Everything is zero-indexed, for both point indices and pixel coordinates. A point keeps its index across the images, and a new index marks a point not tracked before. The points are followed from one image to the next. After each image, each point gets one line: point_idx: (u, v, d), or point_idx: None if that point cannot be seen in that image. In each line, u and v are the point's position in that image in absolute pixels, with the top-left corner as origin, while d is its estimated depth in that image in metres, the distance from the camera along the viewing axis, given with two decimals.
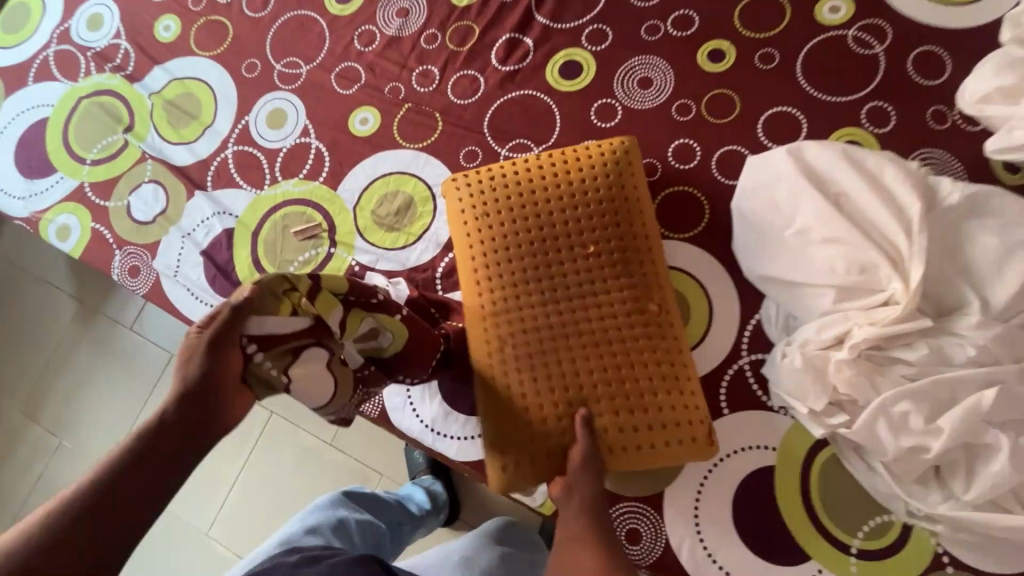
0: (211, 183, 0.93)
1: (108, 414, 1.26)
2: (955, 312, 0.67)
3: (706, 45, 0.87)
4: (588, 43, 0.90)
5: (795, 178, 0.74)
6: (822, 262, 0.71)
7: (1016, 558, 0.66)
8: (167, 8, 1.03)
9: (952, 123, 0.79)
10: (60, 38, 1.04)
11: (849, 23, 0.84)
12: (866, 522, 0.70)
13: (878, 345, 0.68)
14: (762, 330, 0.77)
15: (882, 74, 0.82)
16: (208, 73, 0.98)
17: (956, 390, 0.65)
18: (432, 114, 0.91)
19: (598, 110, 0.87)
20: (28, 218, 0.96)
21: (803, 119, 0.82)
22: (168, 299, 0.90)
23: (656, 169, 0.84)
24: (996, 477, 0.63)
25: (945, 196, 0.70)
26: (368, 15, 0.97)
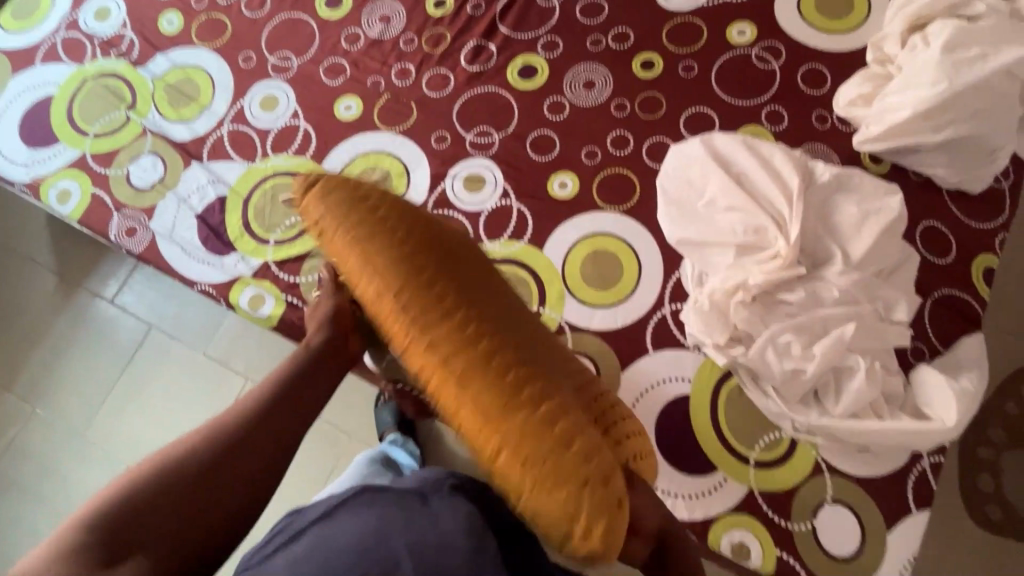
0: (206, 156, 1.05)
1: (85, 382, 1.31)
2: (825, 264, 0.84)
3: (640, 56, 1.05)
4: (543, 50, 1.07)
5: (704, 161, 0.92)
6: (724, 225, 0.87)
7: (878, 463, 0.82)
8: (171, 4, 1.15)
9: (832, 124, 0.97)
10: (69, 26, 1.15)
11: (753, 43, 1.03)
12: (761, 438, 0.85)
13: (768, 291, 0.84)
14: (681, 284, 0.92)
15: (778, 84, 1.00)
16: (207, 62, 1.11)
17: (827, 325, 0.81)
18: (408, 104, 1.06)
19: (550, 105, 1.03)
20: (30, 183, 1.05)
21: (715, 117, 1.00)
22: (163, 257, 1.00)
23: (597, 154, 1.00)
24: (857, 392, 0.79)
25: (820, 175, 0.88)
26: (354, 19, 1.11)
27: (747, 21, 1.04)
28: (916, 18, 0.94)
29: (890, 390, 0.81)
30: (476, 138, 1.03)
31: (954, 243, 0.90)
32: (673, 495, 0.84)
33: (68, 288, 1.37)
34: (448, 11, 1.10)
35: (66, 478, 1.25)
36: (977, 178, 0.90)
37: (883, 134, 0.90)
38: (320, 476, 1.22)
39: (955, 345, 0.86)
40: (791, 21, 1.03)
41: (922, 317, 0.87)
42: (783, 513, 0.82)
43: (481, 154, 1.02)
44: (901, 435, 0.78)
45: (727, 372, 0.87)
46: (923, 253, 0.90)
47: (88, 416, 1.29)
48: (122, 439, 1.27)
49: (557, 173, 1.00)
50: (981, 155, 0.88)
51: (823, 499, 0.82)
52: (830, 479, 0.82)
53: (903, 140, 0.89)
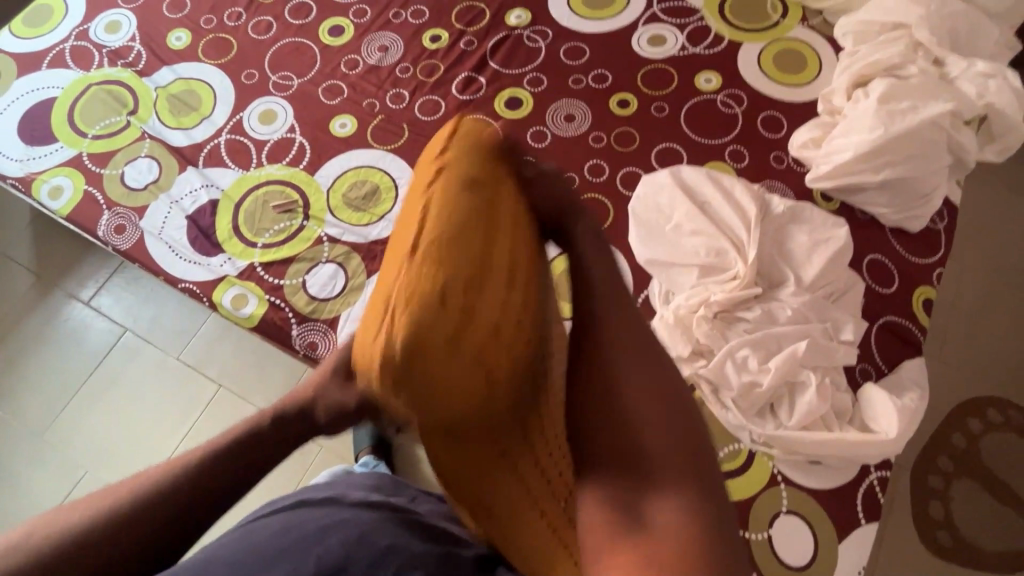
0: (202, 161, 1.09)
1: (49, 383, 1.29)
2: (780, 286, 0.91)
3: (616, 96, 1.14)
4: (529, 85, 1.16)
5: (671, 189, 1.00)
6: (689, 247, 0.94)
7: (830, 475, 0.86)
8: (181, 23, 1.22)
9: (787, 164, 1.06)
10: (79, 36, 1.21)
11: (719, 90, 1.14)
12: (722, 448, 0.88)
13: (727, 308, 0.91)
14: (650, 302, 0.98)
15: (741, 126, 1.10)
16: (210, 76, 1.17)
17: (781, 341, 0.87)
18: (400, 125, 1.12)
19: (533, 134, 1.11)
20: (22, 178, 1.08)
21: (683, 152, 1.09)
22: (149, 254, 1.02)
23: (574, 179, 1.08)
24: (808, 404, 0.84)
25: (775, 206, 0.96)
26: (355, 47, 1.20)
27: (712, 71, 1.15)
28: (858, 76, 1.06)
29: (839, 405, 0.87)
30: None
31: (896, 274, 0.99)
32: None
33: (43, 287, 1.36)
34: (442, 45, 1.19)
35: (19, 481, 1.21)
36: (915, 217, 1.00)
37: (830, 173, 1.00)
38: (286, 487, 1.19)
39: (899, 368, 0.92)
40: (751, 73, 1.15)
41: (868, 341, 0.94)
42: (741, 522, 0.84)
43: None
44: (850, 447, 0.83)
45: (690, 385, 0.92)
46: (868, 282, 0.98)
47: (49, 418, 1.26)
48: (83, 443, 1.24)
49: None
50: (917, 196, 0.98)
51: (778, 509, 0.85)
52: (785, 490, 0.86)
53: (848, 179, 0.99)
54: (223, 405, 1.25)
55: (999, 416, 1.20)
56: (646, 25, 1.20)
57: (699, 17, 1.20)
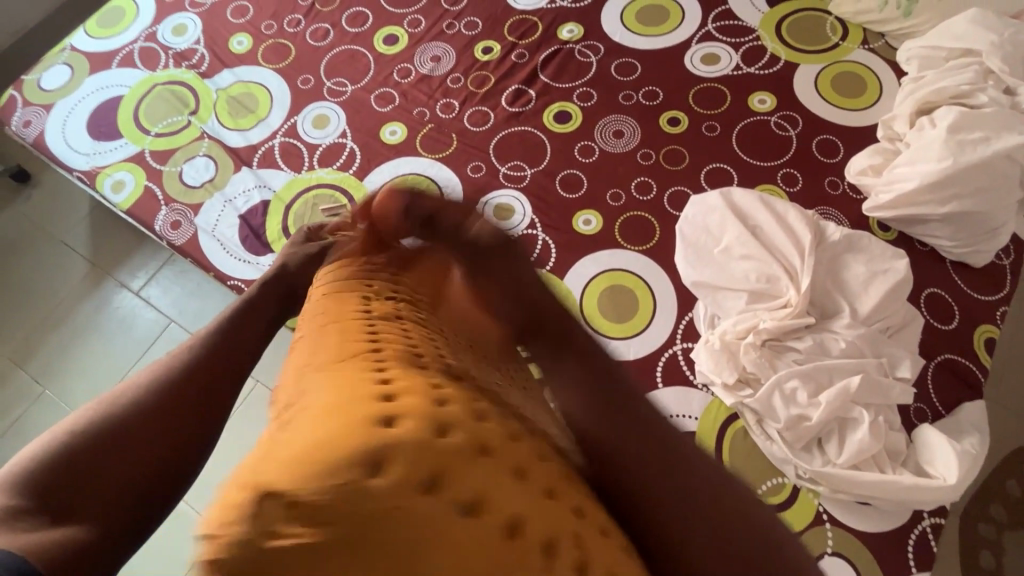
0: (256, 163, 1.12)
1: (97, 369, 1.34)
2: (834, 317, 0.89)
3: (667, 114, 1.13)
4: (578, 100, 1.15)
5: (721, 211, 0.97)
6: (739, 272, 0.92)
7: (878, 518, 0.82)
8: (243, 27, 1.26)
9: (843, 191, 1.03)
10: (148, 38, 1.26)
11: (774, 111, 1.11)
12: (765, 482, 0.85)
13: (777, 337, 0.88)
14: (694, 325, 0.95)
15: (795, 149, 1.08)
16: (268, 80, 1.20)
17: (833, 374, 0.84)
18: (449, 135, 1.13)
19: (580, 148, 1.11)
20: (88, 171, 1.12)
21: (734, 173, 1.07)
22: (202, 250, 1.05)
23: (621, 196, 1.07)
24: (860, 442, 0.81)
25: (830, 234, 0.93)
26: (408, 56, 1.22)
27: (767, 91, 1.13)
28: (923, 103, 1.02)
29: (892, 445, 0.83)
30: (509, 171, 1.10)
31: (956, 310, 0.94)
32: None
33: (97, 276, 1.41)
34: (494, 57, 1.20)
35: None
36: (980, 252, 0.95)
37: (890, 203, 0.96)
38: None
39: (957, 409, 0.88)
40: (808, 95, 1.12)
41: (924, 379, 0.90)
42: None
43: (513, 186, 1.08)
44: (903, 491, 0.79)
45: (734, 414, 0.89)
46: (926, 317, 0.94)
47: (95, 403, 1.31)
48: None
49: (583, 210, 1.06)
50: (983, 231, 0.94)
51: (823, 550, 0.81)
52: (831, 530, 0.82)
53: (909, 210, 0.95)
54: (258, 400, 1.27)
55: None
56: (700, 43, 1.19)
57: (756, 36, 1.18)
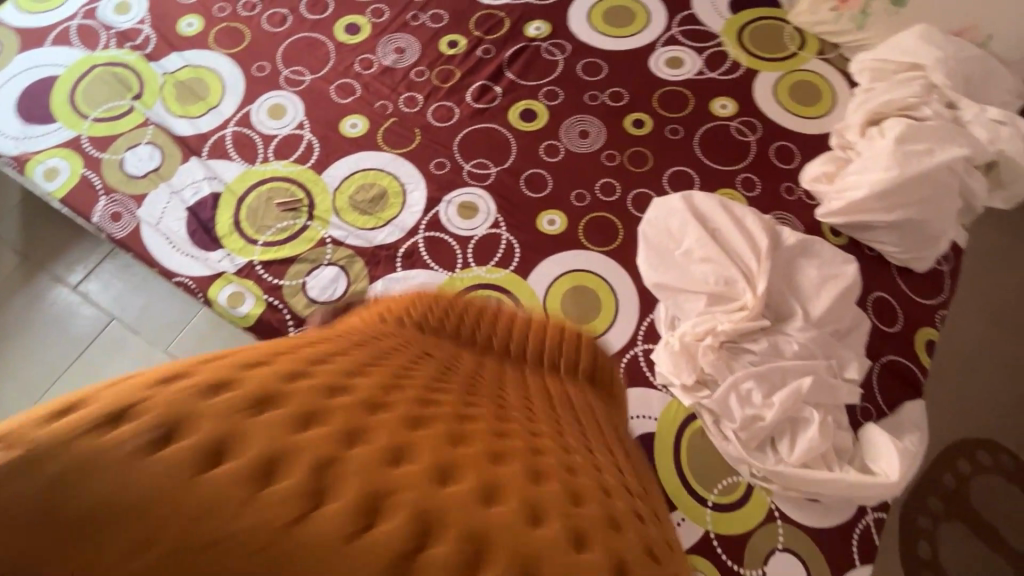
0: (206, 153, 1.06)
1: (29, 369, 1.24)
2: (787, 319, 0.91)
3: (632, 116, 1.14)
4: (544, 98, 1.15)
5: (683, 214, 0.98)
6: (698, 275, 0.94)
7: (826, 515, 0.85)
8: (193, 8, 1.19)
9: (798, 197, 1.06)
10: (87, 15, 1.17)
11: (734, 117, 1.13)
12: (720, 481, 0.87)
13: (733, 339, 0.90)
14: (654, 327, 0.97)
15: (753, 155, 1.10)
16: (221, 66, 1.14)
17: (786, 376, 0.86)
18: (412, 129, 1.11)
19: (546, 147, 1.10)
20: (17, 157, 1.04)
21: (695, 177, 1.08)
22: (145, 244, 0.99)
23: (585, 197, 1.07)
24: (810, 441, 0.83)
25: (786, 240, 0.96)
26: (370, 47, 1.18)
27: (728, 97, 1.15)
28: (873, 114, 1.06)
29: (840, 444, 0.86)
30: (473, 169, 1.08)
31: (900, 314, 0.99)
32: None
33: (29, 269, 1.32)
34: (460, 52, 1.18)
35: None
36: (923, 258, 1.00)
37: (842, 209, 1.00)
38: None
39: (900, 408, 0.92)
40: (767, 102, 1.15)
41: (871, 379, 0.94)
42: (736, 558, 0.83)
43: (477, 184, 1.07)
44: (849, 487, 0.82)
45: (692, 414, 0.91)
46: (873, 320, 0.98)
47: (27, 405, 1.22)
48: None
49: (547, 210, 1.05)
50: (926, 237, 0.98)
51: (773, 546, 0.84)
52: (781, 526, 0.85)
53: (859, 217, 0.99)
54: None
55: (990, 459, 1.21)
56: (664, 46, 1.20)
57: (718, 42, 1.20)
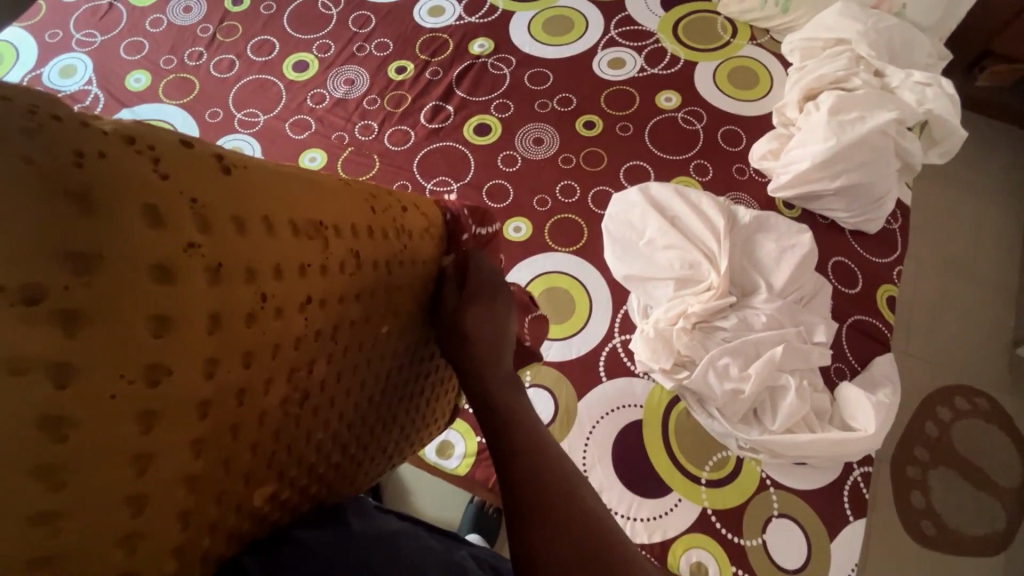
0: None
1: None
2: (753, 293, 0.95)
3: (583, 118, 1.17)
4: (496, 111, 1.18)
5: (642, 206, 1.02)
6: (664, 262, 0.97)
7: (814, 476, 0.88)
8: (139, 64, 1.20)
9: (749, 176, 1.11)
10: (31, 82, 1.18)
11: (679, 108, 1.18)
12: (711, 457, 0.90)
13: (705, 319, 0.93)
14: (629, 318, 0.99)
15: (702, 142, 1.15)
16: (173, 117, 1.15)
17: (759, 347, 0.89)
18: (371, 157, 1.13)
19: (503, 158, 1.13)
20: None
21: (651, 169, 1.12)
22: None
23: (547, 201, 1.10)
24: (790, 407, 0.86)
25: (742, 218, 0.99)
26: (320, 81, 1.20)
27: (672, 90, 1.20)
28: (809, 90, 1.11)
29: (819, 405, 0.89)
30: (435, 187, 1.10)
31: (860, 275, 1.03)
32: (632, 518, 0.86)
33: None
34: (408, 77, 1.21)
35: None
36: (873, 219, 1.05)
37: (790, 183, 1.04)
38: None
39: (871, 364, 0.96)
40: (708, 90, 1.20)
41: (840, 341, 0.98)
42: (735, 530, 0.85)
43: None
44: (832, 448, 0.85)
45: (676, 397, 0.94)
46: (833, 283, 1.02)
47: None
48: None
49: (512, 218, 1.08)
50: (873, 199, 1.03)
51: (769, 514, 0.86)
52: (775, 493, 0.87)
53: (808, 188, 1.03)
54: None
55: (966, 404, 1.26)
56: (605, 49, 1.25)
57: (655, 39, 1.25)
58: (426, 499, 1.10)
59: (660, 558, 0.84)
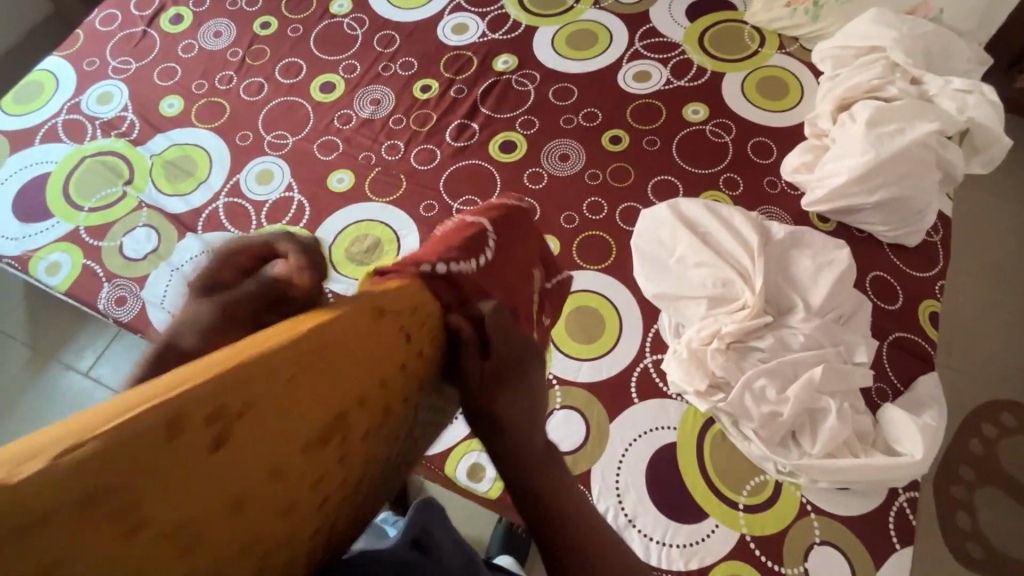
0: (201, 227, 1.09)
1: None
2: (789, 312, 0.92)
3: (608, 133, 1.16)
4: (521, 128, 1.17)
5: (672, 223, 1.00)
6: (696, 280, 0.95)
7: (858, 501, 0.85)
8: (172, 89, 1.23)
9: (781, 189, 1.09)
10: (71, 109, 1.21)
11: (707, 121, 1.16)
12: (749, 481, 0.87)
13: (740, 339, 0.91)
14: (660, 337, 0.98)
15: (731, 155, 1.12)
16: (205, 140, 1.17)
17: (797, 368, 0.87)
18: (397, 176, 1.13)
19: (529, 175, 1.13)
20: (18, 256, 1.07)
21: (679, 184, 1.11)
22: (152, 325, 1.00)
23: (574, 219, 1.09)
24: (831, 430, 0.84)
25: (775, 234, 0.97)
26: (347, 102, 1.21)
27: (699, 102, 1.18)
28: (842, 100, 1.09)
29: (861, 428, 0.87)
30: (461, 206, 1.10)
31: (900, 291, 1.00)
32: (669, 545, 0.84)
33: (41, 361, 1.32)
34: (433, 95, 1.21)
35: None
36: (913, 233, 1.01)
37: (825, 196, 1.02)
38: None
39: (914, 384, 0.93)
40: (736, 101, 1.17)
41: (881, 360, 0.94)
42: (775, 558, 0.83)
43: None
44: (876, 472, 0.83)
45: (710, 419, 0.92)
46: (872, 300, 0.99)
47: None
48: None
49: None
50: (914, 212, 0.99)
51: (811, 541, 0.84)
52: (816, 519, 0.85)
53: (844, 201, 1.01)
54: None
55: (1014, 420, 1.21)
56: (630, 62, 1.23)
57: (681, 51, 1.24)
58: (457, 517, 1.10)
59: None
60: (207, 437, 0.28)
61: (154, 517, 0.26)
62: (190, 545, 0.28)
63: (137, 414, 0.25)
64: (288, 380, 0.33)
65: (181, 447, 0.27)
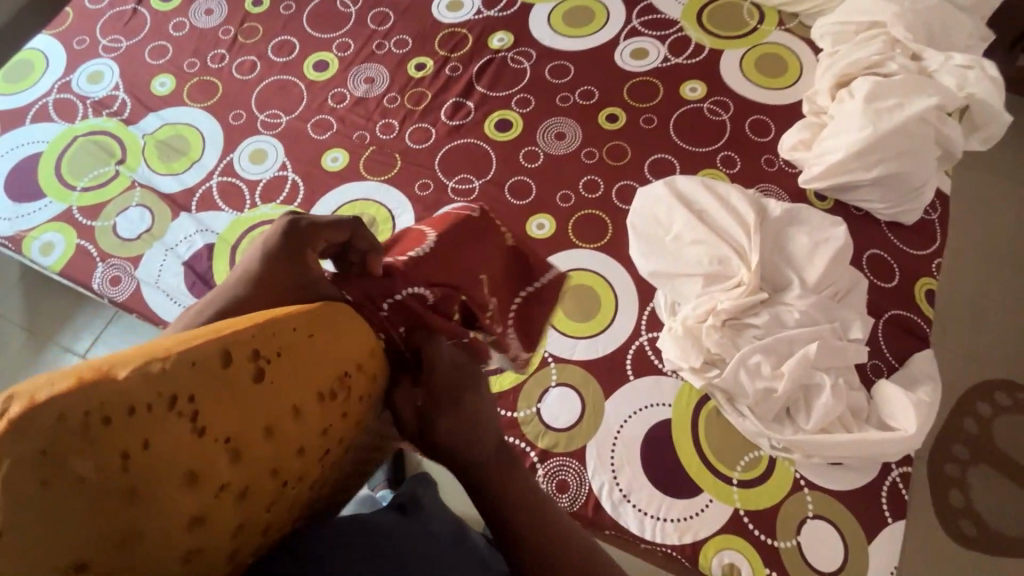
0: (195, 207, 1.08)
1: None
2: (785, 289, 0.92)
3: (604, 111, 1.15)
4: (517, 107, 1.16)
5: (668, 201, 1.00)
6: (692, 258, 0.95)
7: (850, 476, 0.86)
8: (164, 68, 1.22)
9: (778, 167, 1.08)
10: (61, 89, 1.20)
11: (705, 98, 1.15)
12: (743, 456, 0.88)
13: (735, 316, 0.91)
14: (656, 315, 0.98)
15: (728, 133, 1.11)
16: (198, 120, 1.16)
17: (792, 345, 0.87)
18: (392, 156, 1.12)
19: (525, 153, 1.12)
20: (12, 236, 1.06)
21: (676, 162, 1.10)
22: (147, 305, 1.00)
23: (569, 198, 1.08)
24: (825, 406, 0.84)
25: (772, 211, 0.96)
26: (341, 81, 1.20)
27: (697, 80, 1.17)
28: (841, 77, 1.07)
29: (855, 404, 0.87)
30: (456, 185, 1.10)
31: (897, 269, 0.99)
32: (662, 519, 0.85)
33: (39, 342, 1.33)
34: (428, 73, 1.20)
35: None
36: (910, 210, 1.01)
37: (823, 173, 1.01)
38: None
39: (909, 361, 0.93)
40: (734, 78, 1.16)
41: (876, 337, 0.94)
42: (768, 531, 0.84)
43: (462, 199, 1.08)
44: (869, 447, 0.83)
45: (704, 396, 0.92)
46: (869, 278, 0.98)
47: None
48: None
49: (535, 215, 1.07)
50: (911, 189, 0.99)
51: (804, 515, 0.84)
52: (809, 494, 0.85)
53: (842, 178, 1.00)
54: None
55: (1008, 399, 1.21)
56: (628, 39, 1.22)
57: (679, 27, 1.22)
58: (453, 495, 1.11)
59: (691, 560, 0.83)
60: (248, 371, 0.38)
61: (129, 434, 0.30)
62: (236, 453, 0.36)
63: (196, 345, 0.36)
64: (298, 337, 0.44)
65: (230, 373, 0.37)
